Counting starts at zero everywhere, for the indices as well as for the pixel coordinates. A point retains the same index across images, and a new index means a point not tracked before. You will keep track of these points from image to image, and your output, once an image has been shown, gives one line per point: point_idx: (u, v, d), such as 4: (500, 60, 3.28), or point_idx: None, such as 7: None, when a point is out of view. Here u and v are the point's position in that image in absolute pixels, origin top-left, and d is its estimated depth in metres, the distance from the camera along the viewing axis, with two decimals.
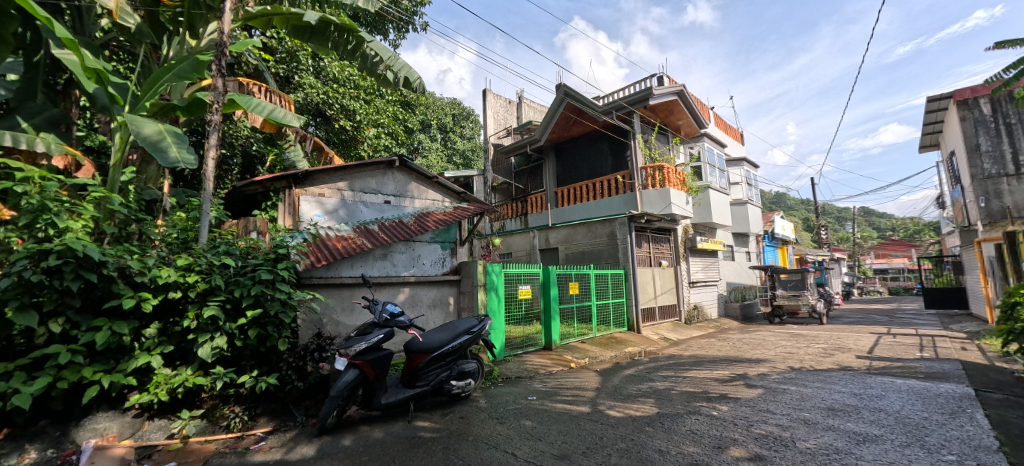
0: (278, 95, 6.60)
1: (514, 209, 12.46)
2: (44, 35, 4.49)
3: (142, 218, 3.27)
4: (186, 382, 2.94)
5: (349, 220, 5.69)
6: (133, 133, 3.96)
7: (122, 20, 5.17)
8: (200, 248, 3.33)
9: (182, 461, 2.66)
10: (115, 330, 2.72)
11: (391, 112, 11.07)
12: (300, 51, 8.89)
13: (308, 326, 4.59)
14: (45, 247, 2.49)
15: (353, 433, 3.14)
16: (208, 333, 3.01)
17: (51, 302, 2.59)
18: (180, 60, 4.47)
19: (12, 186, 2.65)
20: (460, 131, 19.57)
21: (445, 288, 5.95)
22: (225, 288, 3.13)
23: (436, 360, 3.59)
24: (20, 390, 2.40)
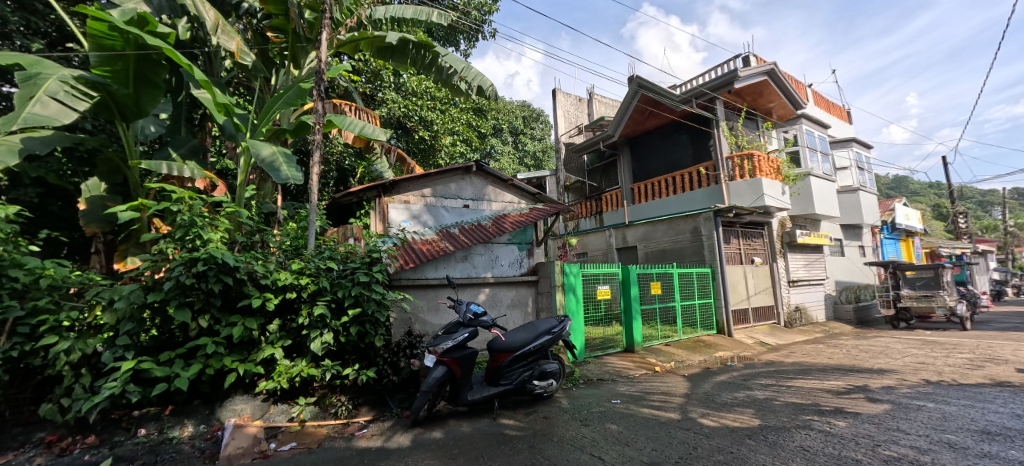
0: (366, 112, 7.19)
1: (589, 208, 12.28)
2: (187, 78, 5.39)
3: (263, 229, 3.75)
4: (302, 372, 3.32)
5: (433, 224, 6.02)
6: (254, 155, 4.57)
7: (241, 59, 5.82)
8: (309, 254, 3.74)
9: (301, 442, 3.03)
10: (247, 325, 3.16)
11: (465, 119, 11.52)
12: (383, 70, 9.65)
13: (399, 324, 4.96)
14: (194, 255, 2.97)
15: (442, 426, 3.31)
16: (318, 330, 3.39)
17: (200, 301, 3.08)
18: (288, 89, 5.09)
19: (170, 205, 3.18)
20: (530, 132, 19.75)
21: (523, 289, 6.05)
22: (331, 289, 3.49)
23: (517, 359, 3.66)
24: (180, 374, 2.91)
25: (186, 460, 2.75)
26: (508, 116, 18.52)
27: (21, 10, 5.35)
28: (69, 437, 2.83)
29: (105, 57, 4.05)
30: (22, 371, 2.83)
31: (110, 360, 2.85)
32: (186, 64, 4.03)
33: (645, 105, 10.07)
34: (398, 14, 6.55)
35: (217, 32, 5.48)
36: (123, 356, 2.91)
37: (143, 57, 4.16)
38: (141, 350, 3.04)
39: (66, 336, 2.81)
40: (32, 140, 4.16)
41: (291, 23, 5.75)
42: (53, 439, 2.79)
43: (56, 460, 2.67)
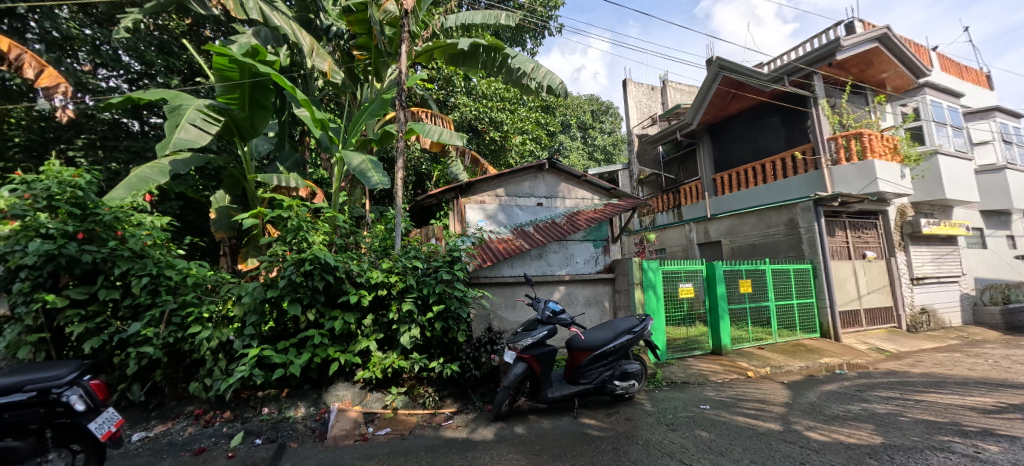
0: (441, 117, 7.50)
1: (666, 202, 11.74)
2: (290, 99, 6.06)
3: (356, 231, 4.09)
4: (394, 364, 3.56)
5: (508, 224, 6.14)
6: (346, 165, 5.01)
7: (333, 78, 6.43)
8: (397, 253, 3.99)
9: (395, 428, 3.27)
10: (346, 319, 3.48)
11: (534, 118, 11.58)
12: (454, 76, 10.10)
13: (479, 321, 5.11)
14: (302, 256, 3.32)
15: (524, 422, 3.36)
16: (407, 324, 3.62)
17: (307, 297, 3.45)
18: (372, 101, 5.52)
19: (281, 212, 3.58)
20: (599, 126, 19.29)
21: (600, 287, 5.95)
22: (417, 287, 3.72)
23: (598, 358, 3.59)
24: (294, 362, 3.29)
25: (301, 437, 3.11)
26: (577, 111, 18.26)
27: (163, 52, 6.77)
28: (211, 411, 3.32)
29: (229, 87, 4.69)
30: (175, 354, 3.37)
31: (240, 347, 3.30)
32: (290, 87, 4.55)
33: (728, 89, 9.32)
34: (468, 21, 6.75)
35: (312, 55, 6.07)
36: (249, 344, 3.35)
37: (256, 84, 4.74)
38: (263, 340, 3.47)
39: (207, 325, 3.30)
40: (177, 161, 4.92)
41: (374, 40, 6.20)
42: (199, 412, 3.30)
43: (202, 430, 3.16)
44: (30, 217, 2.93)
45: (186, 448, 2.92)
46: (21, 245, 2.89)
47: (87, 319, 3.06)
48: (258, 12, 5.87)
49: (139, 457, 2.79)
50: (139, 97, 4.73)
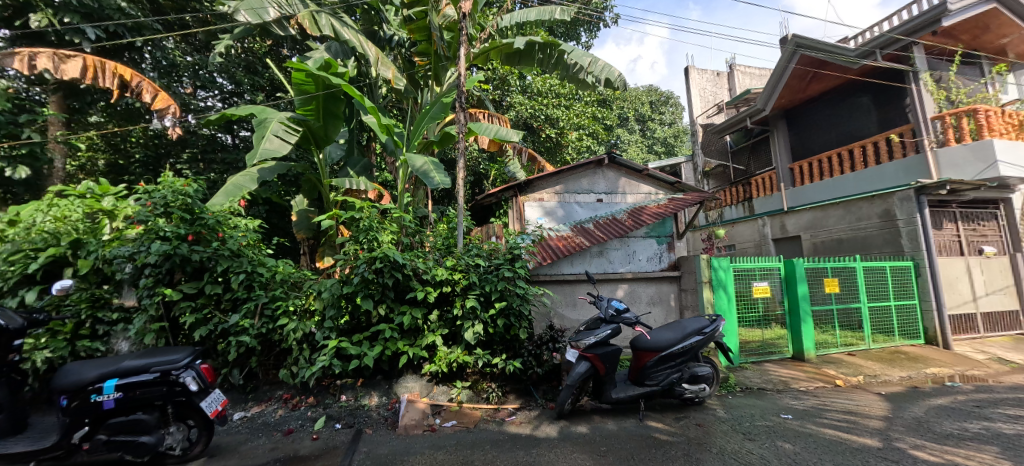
0: (498, 117, 7.66)
1: (735, 196, 11.03)
2: (358, 107, 6.46)
3: (421, 230, 4.26)
4: (459, 358, 3.66)
5: (567, 221, 6.10)
6: (410, 167, 5.24)
7: (396, 85, 6.75)
8: (460, 251, 4.10)
9: (461, 421, 3.37)
10: (414, 314, 3.65)
11: (590, 113, 11.36)
12: (510, 76, 10.23)
13: (540, 319, 5.07)
14: (374, 254, 3.52)
15: (588, 422, 3.32)
16: (470, 320, 3.72)
17: (378, 293, 3.65)
18: (432, 106, 5.78)
19: (354, 213, 3.81)
20: (659, 118, 18.54)
21: (665, 286, 5.74)
22: (479, 284, 3.81)
23: (664, 360, 3.45)
24: (367, 353, 3.51)
25: (375, 424, 3.31)
26: (635, 103, 17.68)
27: (249, 72, 7.53)
28: (297, 396, 3.63)
29: (306, 99, 5.10)
30: (267, 343, 3.72)
31: (321, 339, 3.57)
32: (359, 97, 4.84)
33: (807, 68, 8.53)
34: (523, 20, 6.74)
35: (377, 64, 6.47)
36: (329, 336, 3.62)
37: (329, 95, 5.10)
38: (340, 332, 3.73)
39: (292, 318, 3.62)
40: (264, 170, 5.43)
41: (433, 46, 6.41)
42: (287, 397, 3.62)
43: (290, 412, 3.47)
44: (152, 222, 3.38)
45: (277, 429, 3.23)
46: (145, 246, 3.34)
47: (196, 311, 3.47)
48: (330, 28, 6.29)
49: (240, 434, 3.12)
50: (231, 113, 5.27)
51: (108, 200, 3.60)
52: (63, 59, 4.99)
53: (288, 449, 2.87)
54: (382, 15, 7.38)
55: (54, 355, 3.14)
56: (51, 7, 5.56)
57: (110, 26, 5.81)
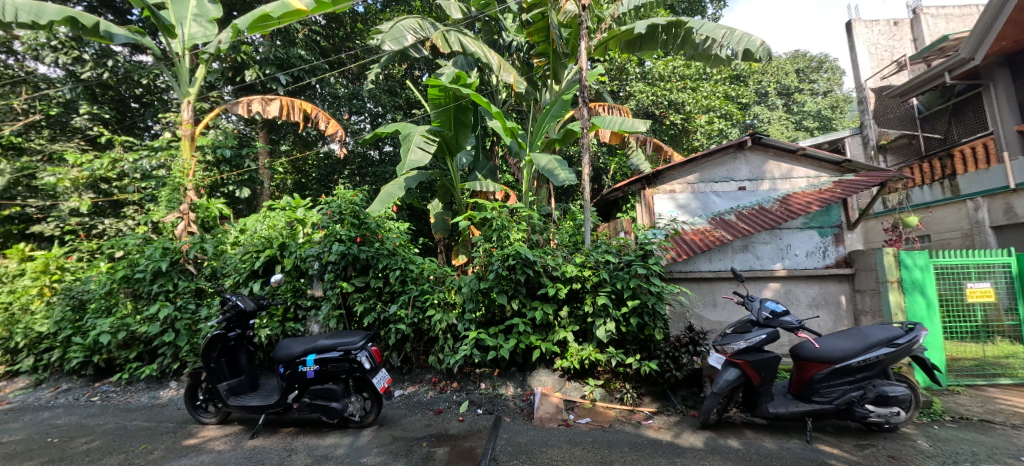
0: (617, 107, 7.51)
1: (929, 173, 8.76)
2: (485, 114, 6.85)
3: (547, 229, 4.32)
4: (590, 356, 3.63)
5: (703, 213, 5.60)
6: (535, 166, 5.33)
7: (518, 89, 6.92)
8: (588, 248, 4.04)
9: (595, 419, 3.33)
10: (545, 310, 3.74)
11: (721, 92, 10.24)
12: (628, 63, 9.89)
13: (677, 319, 4.72)
14: (507, 252, 3.69)
15: (739, 436, 2.99)
16: (602, 318, 3.65)
17: (511, 288, 3.82)
18: (553, 104, 5.86)
19: (486, 214, 4.05)
20: (809, 87, 15.83)
21: (832, 286, 4.93)
22: (610, 281, 3.71)
23: (839, 374, 2.91)
24: (503, 346, 3.70)
25: (512, 413, 3.48)
26: (777, 74, 15.35)
27: (392, 94, 8.59)
28: (444, 380, 4.02)
29: (440, 112, 5.59)
30: (418, 332, 4.20)
31: (462, 330, 3.89)
32: (486, 104, 5.12)
33: None
34: (642, 2, 6.36)
35: (499, 71, 6.74)
36: (469, 327, 3.92)
37: (460, 106, 5.52)
38: (479, 325, 3.99)
39: (438, 309, 4.01)
40: (409, 179, 6.07)
41: (551, 45, 6.43)
42: (436, 380, 4.03)
43: (439, 394, 3.87)
44: (332, 227, 4.08)
45: (429, 408, 3.62)
46: (328, 247, 4.07)
47: (364, 301, 4.08)
48: (458, 43, 6.82)
49: (401, 409, 3.59)
50: (381, 132, 6.04)
51: (300, 211, 4.44)
52: (267, 102, 6.29)
53: (441, 427, 3.21)
54: (500, 24, 7.76)
55: (272, 332, 4.05)
56: (256, 62, 7.11)
57: (294, 71, 7.21)
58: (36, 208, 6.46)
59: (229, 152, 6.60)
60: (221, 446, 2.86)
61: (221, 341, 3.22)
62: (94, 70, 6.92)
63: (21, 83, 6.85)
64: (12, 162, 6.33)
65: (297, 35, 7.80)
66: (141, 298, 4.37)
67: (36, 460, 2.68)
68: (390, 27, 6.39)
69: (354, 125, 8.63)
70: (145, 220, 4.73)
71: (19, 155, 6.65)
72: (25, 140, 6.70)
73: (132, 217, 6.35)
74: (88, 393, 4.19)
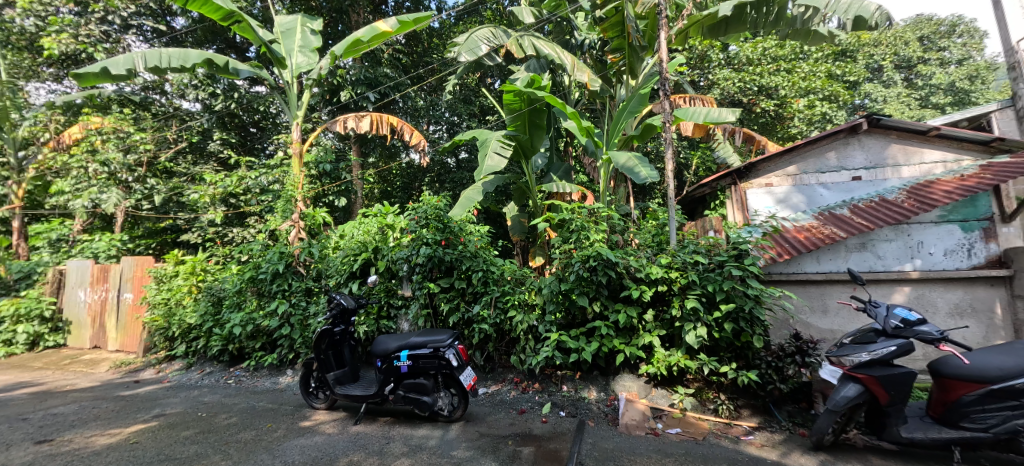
0: (700, 98, 7.06)
1: None
2: (560, 116, 6.82)
3: (629, 229, 4.15)
4: (679, 362, 3.43)
5: (807, 207, 5.06)
6: (614, 165, 5.13)
7: (593, 87, 6.78)
8: (673, 248, 3.82)
9: (687, 430, 3.13)
10: (629, 313, 3.61)
11: (823, 71, 9.14)
12: (710, 50, 9.25)
13: (780, 326, 4.28)
14: (587, 253, 3.62)
15: (862, 462, 2.62)
16: (691, 322, 3.43)
17: (593, 290, 3.74)
18: (630, 100, 5.62)
19: (566, 215, 4.02)
20: (938, 56, 13.47)
21: (980, 290, 4.15)
22: (700, 283, 3.48)
23: (998, 397, 2.43)
24: (585, 349, 3.64)
25: (596, 418, 3.41)
26: (894, 45, 13.30)
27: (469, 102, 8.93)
28: (526, 381, 4.06)
29: (516, 116, 5.66)
30: (500, 332, 4.28)
31: (543, 332, 3.90)
32: (561, 105, 5.07)
33: None
34: None
35: (574, 70, 6.70)
36: (550, 329, 3.91)
37: (534, 109, 5.56)
38: (560, 327, 3.95)
39: (519, 310, 4.07)
40: (486, 183, 6.23)
41: (627, 39, 6.13)
42: (518, 380, 4.09)
43: (522, 394, 3.92)
44: (418, 231, 4.33)
45: (513, 407, 3.68)
46: (416, 250, 4.31)
47: (449, 301, 4.27)
48: (532, 47, 6.87)
49: (485, 406, 3.70)
50: (459, 139, 6.24)
51: (390, 217, 4.80)
52: (360, 118, 6.85)
53: (525, 427, 3.24)
54: (572, 23, 7.69)
55: (369, 329, 4.42)
56: (349, 83, 7.82)
57: (381, 89, 7.82)
58: (183, 220, 7.73)
59: (328, 166, 7.33)
60: (330, 429, 3.17)
61: (329, 335, 3.59)
62: (224, 102, 8.04)
63: (173, 117, 8.28)
64: (167, 183, 7.65)
65: (383, 55, 8.50)
66: (263, 296, 5.02)
67: (192, 430, 3.20)
68: (465, 39, 6.60)
69: (433, 134, 9.11)
70: (265, 228, 5.43)
71: (171, 177, 8.03)
72: (175, 165, 8.08)
73: (254, 226, 7.34)
74: (226, 376, 4.92)
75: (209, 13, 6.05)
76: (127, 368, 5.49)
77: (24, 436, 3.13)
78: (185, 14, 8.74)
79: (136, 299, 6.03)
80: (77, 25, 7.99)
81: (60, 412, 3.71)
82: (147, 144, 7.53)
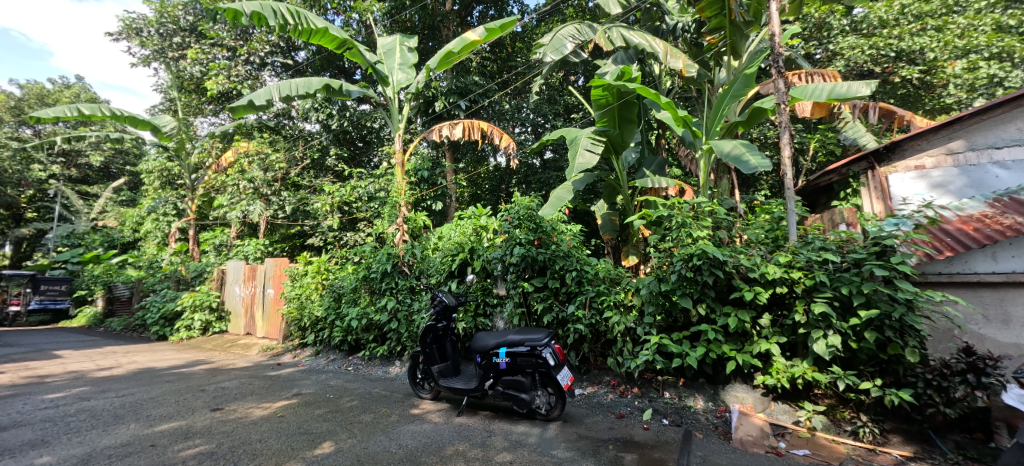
0: (820, 72, 6.19)
1: None
2: (652, 107, 6.45)
3: (739, 225, 3.76)
4: (805, 375, 3.03)
5: (976, 192, 4.21)
6: (718, 154, 4.69)
7: (689, 73, 6.32)
8: (794, 245, 3.39)
9: (817, 453, 2.74)
10: (741, 317, 3.27)
11: (988, 24, 7.44)
12: (831, 17, 8.07)
13: (941, 339, 3.55)
14: (690, 251, 3.36)
15: None
16: (820, 330, 3.01)
17: (698, 292, 3.46)
18: (733, 81, 5.06)
19: (665, 210, 3.78)
20: None
21: None
22: (830, 285, 3.03)
23: None
24: (689, 354, 3.39)
25: (705, 429, 3.16)
26: None
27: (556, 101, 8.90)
28: (624, 384, 3.92)
29: (604, 112, 5.49)
30: (595, 333, 4.18)
31: (642, 334, 3.70)
32: (655, 96, 4.69)
33: None
34: None
35: (667, 58, 6.31)
36: (649, 331, 3.70)
37: (624, 102, 5.33)
38: (661, 329, 3.73)
39: (616, 311, 3.91)
40: (576, 182, 6.14)
41: (729, 16, 5.56)
42: (615, 383, 3.95)
43: (619, 398, 3.78)
44: (512, 231, 4.40)
45: (611, 411, 3.57)
46: (509, 250, 4.39)
47: (543, 300, 4.28)
48: (620, 38, 6.60)
49: (582, 408, 3.64)
50: (546, 139, 6.20)
51: (483, 219, 4.95)
52: (454, 126, 7.21)
53: (625, 432, 3.13)
54: (663, 8, 7.26)
55: (467, 325, 4.63)
56: (442, 94, 8.30)
57: (472, 96, 8.18)
58: (309, 226, 8.88)
59: (426, 173, 7.87)
60: (436, 418, 3.38)
61: (432, 330, 3.84)
62: (339, 121, 9.07)
63: (300, 138, 9.56)
64: (296, 195, 8.84)
65: (472, 64, 8.88)
66: (374, 292, 5.54)
67: (323, 409, 3.64)
68: (551, 38, 6.56)
69: (519, 136, 9.28)
70: (375, 231, 5.98)
71: (299, 189, 9.27)
72: (302, 179, 9.31)
73: (364, 230, 8.17)
74: (346, 363, 5.53)
75: (327, 44, 6.84)
76: (271, 352, 6.47)
77: (203, 403, 3.85)
78: (306, 48, 10.05)
79: (276, 293, 7.06)
80: (229, 68, 9.64)
81: (226, 385, 4.50)
82: (281, 162, 8.79)
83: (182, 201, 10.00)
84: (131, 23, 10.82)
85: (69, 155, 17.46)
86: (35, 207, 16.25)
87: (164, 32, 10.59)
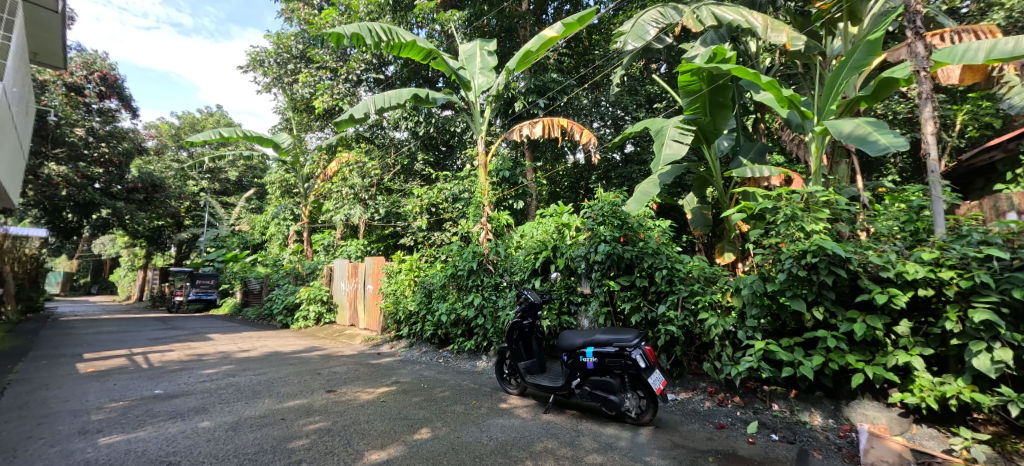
0: (972, 29, 5.14)
1: None
2: (750, 88, 5.84)
3: (864, 216, 3.25)
4: (960, 394, 2.52)
5: None
6: (835, 135, 4.08)
7: (795, 47, 5.63)
8: (943, 239, 2.83)
9: None
10: (870, 323, 2.83)
11: None
12: None
13: None
14: (803, 247, 2.98)
15: None
16: (982, 342, 2.48)
17: (813, 293, 3.07)
18: (852, 51, 4.33)
19: (769, 202, 3.40)
20: None
21: None
22: (996, 288, 2.49)
23: None
24: (804, 363, 3.02)
25: (825, 450, 2.76)
26: None
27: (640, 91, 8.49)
28: (722, 392, 3.60)
29: (694, 99, 5.10)
30: (689, 335, 3.90)
31: (744, 338, 3.38)
32: (754, 76, 4.21)
33: None
34: None
35: (767, 33, 5.65)
36: (753, 336, 3.37)
37: (716, 86, 4.91)
38: (767, 334, 3.38)
39: (712, 313, 3.62)
40: (663, 175, 5.80)
41: None
42: (713, 390, 3.66)
43: (718, 407, 3.49)
44: (596, 228, 4.28)
45: (708, 419, 3.31)
46: (594, 247, 4.28)
47: (630, 300, 4.12)
48: (711, 16, 6.07)
49: (676, 414, 3.42)
50: (628, 133, 5.90)
51: (565, 216, 4.88)
52: (534, 125, 7.23)
53: (726, 445, 2.88)
54: None
55: (552, 323, 4.62)
56: (521, 94, 8.37)
57: (551, 94, 8.14)
58: (401, 227, 9.55)
59: (507, 172, 8.03)
60: (524, 413, 3.42)
61: (518, 327, 3.90)
62: (425, 127, 9.62)
63: (392, 146, 10.34)
64: (390, 198, 9.55)
65: (550, 62, 8.83)
66: (462, 289, 5.78)
67: (419, 397, 3.88)
68: (632, 25, 6.25)
69: (599, 131, 9.03)
70: (461, 231, 6.23)
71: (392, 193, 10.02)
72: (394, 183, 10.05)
73: (450, 230, 8.57)
74: (437, 355, 5.85)
75: (414, 56, 7.25)
76: (372, 343, 7.09)
77: (320, 385, 4.33)
78: (395, 63, 10.80)
79: (374, 288, 7.70)
80: (332, 87, 10.73)
81: (337, 370, 5.02)
82: (376, 169, 9.59)
83: (297, 207, 11.37)
84: (256, 56, 12.58)
85: (213, 172, 20.79)
86: (190, 215, 19.63)
87: (280, 60, 12.12)
